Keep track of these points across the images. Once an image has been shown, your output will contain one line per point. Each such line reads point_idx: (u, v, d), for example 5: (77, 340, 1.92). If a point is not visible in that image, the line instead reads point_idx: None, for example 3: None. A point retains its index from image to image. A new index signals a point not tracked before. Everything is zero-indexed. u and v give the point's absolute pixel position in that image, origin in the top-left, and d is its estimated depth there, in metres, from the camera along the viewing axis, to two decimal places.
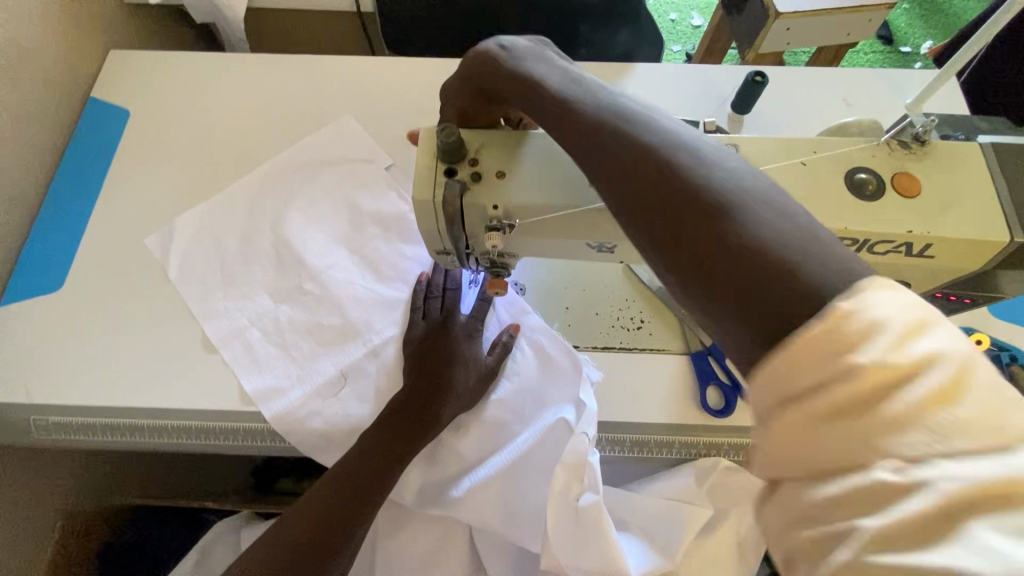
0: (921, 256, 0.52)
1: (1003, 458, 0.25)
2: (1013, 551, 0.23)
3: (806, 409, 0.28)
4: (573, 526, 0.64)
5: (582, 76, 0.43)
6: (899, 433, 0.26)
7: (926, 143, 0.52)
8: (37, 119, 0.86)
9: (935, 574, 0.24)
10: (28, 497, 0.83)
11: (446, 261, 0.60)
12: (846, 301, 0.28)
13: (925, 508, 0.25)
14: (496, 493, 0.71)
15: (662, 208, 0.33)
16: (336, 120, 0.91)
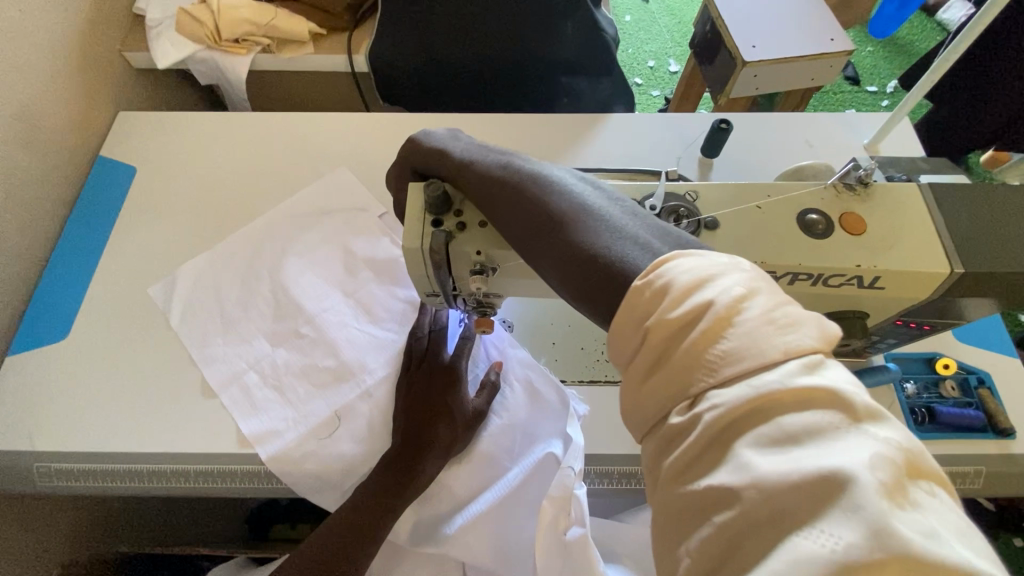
0: (873, 288, 0.56)
1: (826, 418, 0.31)
2: (848, 501, 0.27)
3: (663, 383, 0.36)
4: (562, 558, 0.67)
5: (487, 146, 0.56)
6: (730, 392, 0.33)
7: (869, 185, 0.58)
8: (49, 178, 0.91)
9: (796, 531, 0.28)
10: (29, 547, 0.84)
11: (435, 303, 0.64)
12: (679, 290, 0.36)
13: (770, 463, 0.30)
14: (488, 529, 0.72)
15: (553, 242, 0.45)
16: (332, 172, 0.96)
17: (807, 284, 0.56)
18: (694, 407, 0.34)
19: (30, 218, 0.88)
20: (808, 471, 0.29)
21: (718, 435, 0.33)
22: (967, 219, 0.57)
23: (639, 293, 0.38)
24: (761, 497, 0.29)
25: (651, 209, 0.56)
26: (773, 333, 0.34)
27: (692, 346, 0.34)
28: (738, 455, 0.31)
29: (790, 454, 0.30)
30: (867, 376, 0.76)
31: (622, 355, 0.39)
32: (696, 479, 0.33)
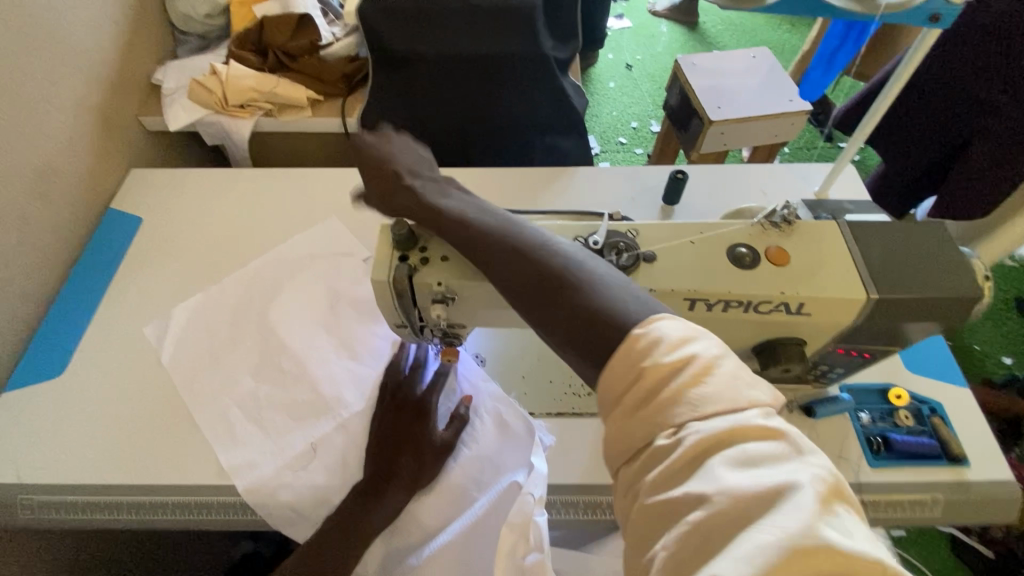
0: (800, 313, 0.61)
1: (777, 440, 0.38)
2: (802, 501, 0.34)
3: (647, 416, 0.40)
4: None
5: (488, 206, 0.60)
6: (708, 425, 0.38)
7: (792, 224, 0.65)
8: (61, 227, 0.99)
9: (760, 530, 0.33)
10: None
11: (404, 334, 0.69)
12: (668, 349, 0.41)
13: (739, 480, 0.35)
14: (454, 560, 0.73)
15: (555, 304, 0.48)
16: (323, 221, 1.04)
17: (740, 311, 0.61)
18: (677, 433, 0.39)
19: (39, 264, 0.95)
20: (771, 483, 0.35)
21: (691, 457, 0.38)
22: (881, 250, 0.63)
23: (633, 346, 0.42)
24: (728, 500, 0.35)
25: (595, 244, 0.62)
26: (740, 383, 0.40)
27: (676, 390, 0.39)
28: (710, 468, 0.37)
29: (753, 472, 0.36)
30: (820, 405, 0.80)
31: (613, 392, 0.43)
32: (672, 493, 0.37)
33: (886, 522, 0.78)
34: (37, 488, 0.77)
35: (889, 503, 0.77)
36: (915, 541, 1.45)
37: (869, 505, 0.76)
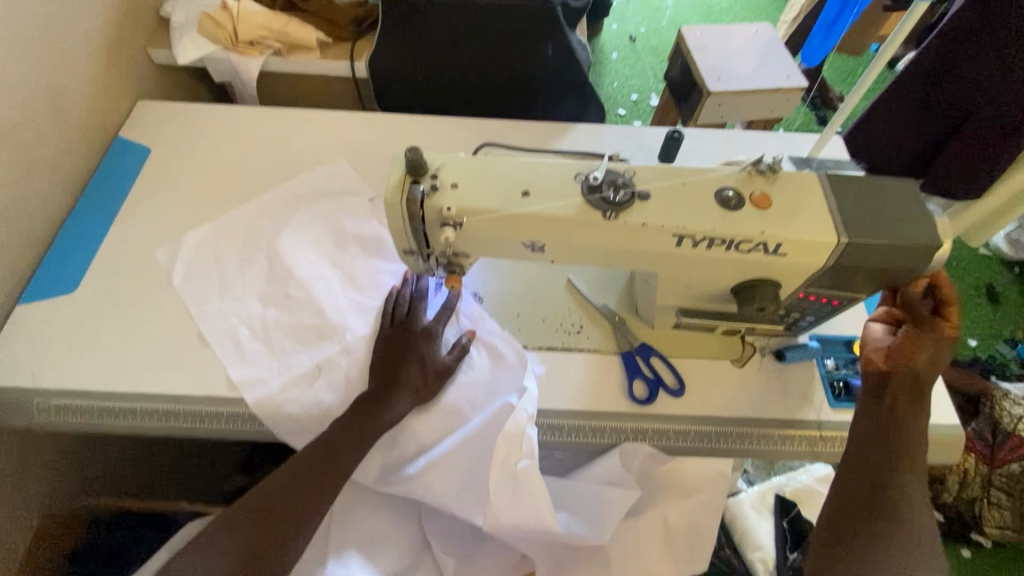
0: (777, 254, 0.68)
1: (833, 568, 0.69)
2: None
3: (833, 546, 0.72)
4: (511, 490, 0.77)
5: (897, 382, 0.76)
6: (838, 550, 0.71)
7: (776, 171, 0.70)
8: (72, 151, 1.01)
9: None
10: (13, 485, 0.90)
11: (411, 260, 0.74)
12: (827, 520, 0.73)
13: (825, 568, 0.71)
14: (447, 470, 0.81)
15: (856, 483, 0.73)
16: (329, 160, 1.07)
17: (721, 249, 0.67)
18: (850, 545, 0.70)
19: (50, 185, 0.97)
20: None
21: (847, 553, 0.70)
22: (852, 203, 0.69)
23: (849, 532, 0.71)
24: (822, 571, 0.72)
25: (595, 179, 0.66)
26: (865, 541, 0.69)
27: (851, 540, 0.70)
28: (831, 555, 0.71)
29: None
30: (790, 350, 0.86)
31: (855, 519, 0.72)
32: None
33: (840, 457, 0.85)
34: (53, 391, 0.81)
35: (844, 439, 0.84)
36: None
37: (825, 439, 0.84)
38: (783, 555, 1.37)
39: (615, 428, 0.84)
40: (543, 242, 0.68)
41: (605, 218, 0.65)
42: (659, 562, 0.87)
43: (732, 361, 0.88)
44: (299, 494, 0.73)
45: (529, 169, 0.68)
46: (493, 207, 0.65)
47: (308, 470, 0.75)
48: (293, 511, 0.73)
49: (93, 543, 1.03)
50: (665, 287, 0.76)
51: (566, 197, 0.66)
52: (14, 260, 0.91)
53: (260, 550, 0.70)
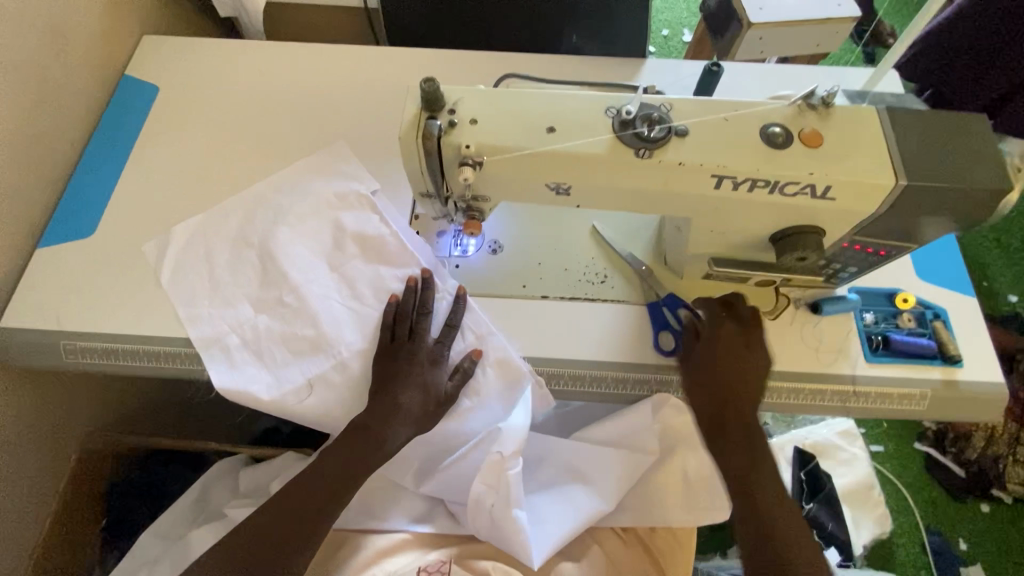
0: (825, 197, 0.62)
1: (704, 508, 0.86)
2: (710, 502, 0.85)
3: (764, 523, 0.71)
4: (494, 525, 0.79)
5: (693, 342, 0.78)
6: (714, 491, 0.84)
7: (830, 105, 0.63)
8: (78, 89, 0.97)
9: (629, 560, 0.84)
10: (43, 422, 0.92)
11: (428, 204, 0.70)
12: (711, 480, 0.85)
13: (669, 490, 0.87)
14: (450, 476, 0.85)
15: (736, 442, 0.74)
16: (342, 97, 1.02)
17: (765, 192, 0.62)
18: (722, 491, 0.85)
19: (59, 125, 0.94)
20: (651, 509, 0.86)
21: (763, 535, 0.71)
22: (915, 141, 0.62)
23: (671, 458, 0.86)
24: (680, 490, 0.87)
25: (627, 114, 0.61)
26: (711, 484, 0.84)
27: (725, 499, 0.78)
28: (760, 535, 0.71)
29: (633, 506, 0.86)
30: (827, 303, 0.82)
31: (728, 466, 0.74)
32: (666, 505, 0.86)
33: (873, 414, 0.82)
34: (77, 334, 0.82)
35: (880, 395, 0.80)
36: (891, 458, 1.54)
37: (858, 394, 0.81)
38: (798, 505, 1.38)
39: (639, 379, 0.81)
40: (570, 183, 0.63)
41: (638, 157, 0.60)
42: (680, 510, 0.86)
43: (764, 314, 0.84)
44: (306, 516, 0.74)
45: (555, 103, 0.62)
46: (515, 145, 0.60)
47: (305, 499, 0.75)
48: (292, 536, 0.73)
49: (130, 478, 1.08)
50: (698, 234, 0.71)
51: (597, 133, 0.61)
52: (29, 203, 0.89)
53: (252, 561, 0.71)
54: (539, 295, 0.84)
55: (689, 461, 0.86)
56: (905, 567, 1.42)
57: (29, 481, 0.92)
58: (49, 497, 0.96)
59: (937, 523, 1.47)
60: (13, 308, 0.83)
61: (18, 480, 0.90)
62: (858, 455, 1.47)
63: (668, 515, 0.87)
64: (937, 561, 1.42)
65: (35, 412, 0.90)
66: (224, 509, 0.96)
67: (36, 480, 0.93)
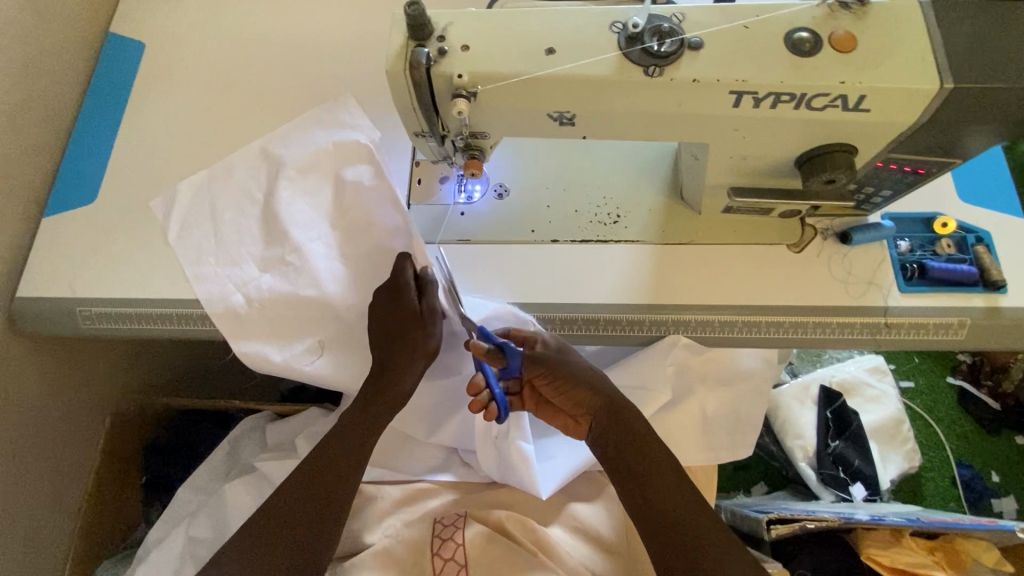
0: (858, 110, 0.56)
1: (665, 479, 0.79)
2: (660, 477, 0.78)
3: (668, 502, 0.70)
4: (500, 462, 0.82)
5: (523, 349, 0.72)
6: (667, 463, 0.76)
7: (865, 3, 0.56)
8: (63, 48, 0.92)
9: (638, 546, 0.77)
10: (69, 386, 0.95)
11: (425, 145, 0.67)
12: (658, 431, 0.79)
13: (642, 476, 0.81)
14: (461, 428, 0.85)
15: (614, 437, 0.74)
16: (334, 38, 0.96)
17: (790, 108, 0.56)
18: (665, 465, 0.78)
19: (48, 88, 0.90)
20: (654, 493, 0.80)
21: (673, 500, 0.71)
22: (964, 39, 0.55)
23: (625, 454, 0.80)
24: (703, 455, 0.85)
25: (634, 27, 0.55)
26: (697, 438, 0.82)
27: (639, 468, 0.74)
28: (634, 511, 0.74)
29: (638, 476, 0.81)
30: (858, 231, 0.77)
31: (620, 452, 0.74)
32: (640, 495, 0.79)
33: (908, 346, 0.77)
34: (92, 301, 0.81)
35: (915, 327, 0.76)
36: (921, 393, 1.50)
37: (890, 327, 0.76)
38: (823, 443, 1.36)
39: (656, 321, 0.77)
40: (574, 111, 0.59)
41: (647, 75, 0.55)
42: (701, 451, 0.85)
43: (789, 247, 0.79)
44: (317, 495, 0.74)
45: (555, 21, 0.57)
46: (510, 71, 0.56)
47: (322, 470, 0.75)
48: (317, 503, 0.73)
49: (162, 438, 1.11)
50: (717, 161, 0.65)
51: (602, 51, 0.56)
52: (29, 168, 0.87)
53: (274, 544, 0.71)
54: (548, 239, 0.80)
55: (710, 401, 0.85)
56: (933, 501, 1.40)
57: (65, 443, 0.95)
58: (86, 457, 1.00)
59: (968, 457, 1.44)
60: (27, 276, 0.83)
61: (56, 443, 0.94)
62: (886, 392, 1.44)
63: (688, 455, 0.85)
64: (967, 493, 1.40)
65: (58, 377, 0.92)
66: (253, 464, 0.98)
67: (74, 442, 0.97)
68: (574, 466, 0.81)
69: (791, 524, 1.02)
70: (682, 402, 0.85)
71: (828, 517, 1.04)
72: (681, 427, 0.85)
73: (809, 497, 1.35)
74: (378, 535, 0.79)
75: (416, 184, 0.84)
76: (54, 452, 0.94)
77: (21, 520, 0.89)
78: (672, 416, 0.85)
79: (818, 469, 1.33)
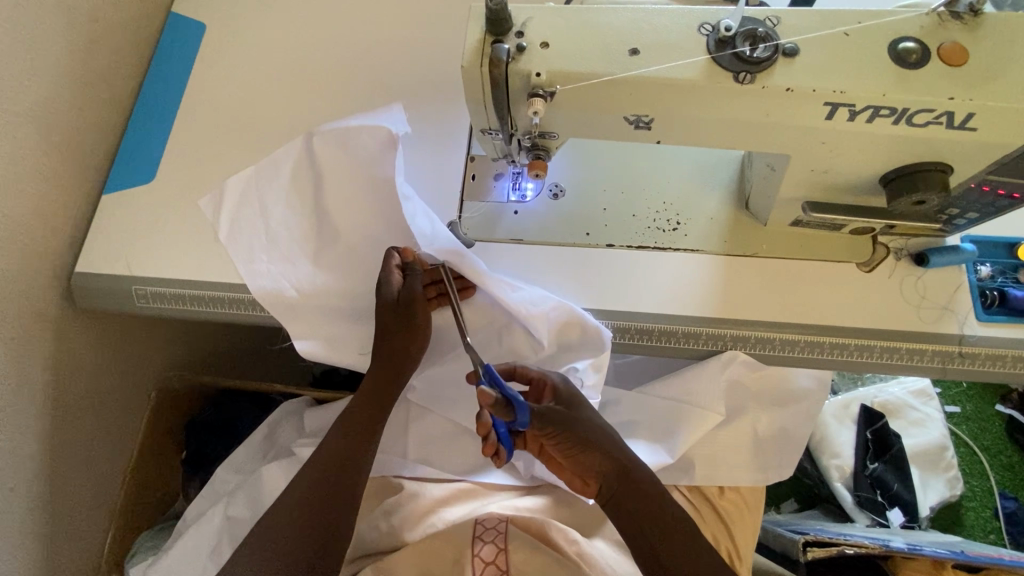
0: (963, 128, 0.52)
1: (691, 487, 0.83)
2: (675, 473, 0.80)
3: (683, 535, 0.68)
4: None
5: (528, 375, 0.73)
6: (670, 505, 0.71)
7: (980, 13, 0.52)
8: (128, 28, 0.93)
9: None
10: (115, 361, 0.96)
11: (491, 142, 0.65)
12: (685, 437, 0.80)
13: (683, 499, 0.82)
14: None
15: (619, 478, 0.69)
16: (394, 26, 0.94)
17: (888, 123, 0.53)
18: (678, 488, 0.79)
19: (111, 66, 0.91)
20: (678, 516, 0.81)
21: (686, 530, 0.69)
22: None
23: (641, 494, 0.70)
24: (753, 473, 0.82)
25: (726, 30, 0.52)
26: (736, 451, 0.82)
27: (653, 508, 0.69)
28: None
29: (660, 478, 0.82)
30: (936, 253, 0.72)
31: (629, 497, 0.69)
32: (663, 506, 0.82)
33: (979, 378, 0.73)
34: (147, 279, 0.82)
35: (989, 358, 0.72)
36: (969, 419, 1.43)
37: (963, 356, 0.72)
38: (861, 464, 1.31)
39: (713, 334, 0.74)
40: (652, 115, 0.56)
41: (738, 82, 0.52)
42: (748, 469, 0.82)
43: (858, 265, 0.75)
44: (336, 479, 0.73)
45: (639, 20, 0.54)
46: (591, 72, 0.53)
47: (346, 447, 0.76)
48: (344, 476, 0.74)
49: (202, 416, 1.13)
50: (797, 174, 0.62)
51: (689, 54, 0.53)
52: (92, 145, 0.88)
53: (307, 517, 0.71)
54: (604, 244, 0.78)
55: (761, 420, 0.82)
56: (973, 531, 1.35)
57: (110, 416, 0.97)
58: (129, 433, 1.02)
59: (1016, 490, 1.37)
60: (86, 251, 0.85)
61: (103, 417, 0.96)
62: (932, 416, 1.38)
63: (736, 473, 0.82)
64: (1010, 526, 1.34)
65: (107, 351, 0.94)
66: (291, 448, 0.99)
67: (118, 417, 0.99)
68: None
69: (829, 548, 0.97)
70: (731, 420, 0.82)
71: (867, 544, 1.00)
72: (729, 444, 0.82)
73: (844, 518, 1.30)
74: (420, 533, 0.77)
75: (470, 179, 0.82)
76: (102, 425, 0.96)
77: (70, 489, 0.92)
78: (721, 432, 0.82)
79: (855, 492, 1.29)
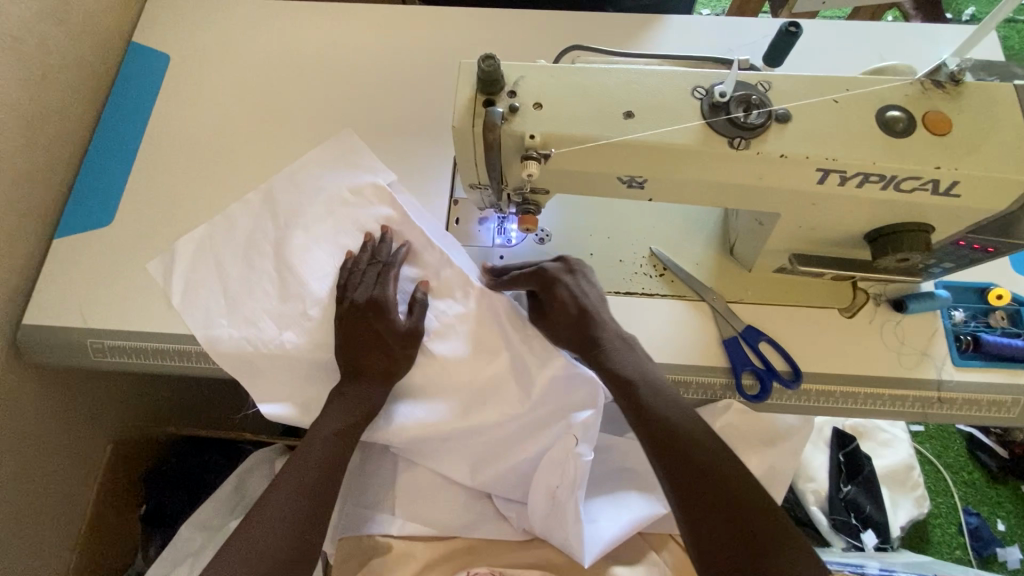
0: (948, 194, 0.54)
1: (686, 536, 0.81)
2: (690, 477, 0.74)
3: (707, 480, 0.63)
4: (548, 511, 0.77)
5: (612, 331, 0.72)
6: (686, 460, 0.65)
7: (960, 82, 0.54)
8: (84, 62, 0.87)
9: None
10: (68, 416, 0.89)
11: (480, 196, 0.63)
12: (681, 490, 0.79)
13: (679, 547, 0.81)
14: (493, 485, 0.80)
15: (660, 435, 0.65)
16: (373, 63, 0.91)
17: (876, 188, 0.54)
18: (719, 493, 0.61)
19: (66, 102, 0.85)
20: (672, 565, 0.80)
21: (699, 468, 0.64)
22: None
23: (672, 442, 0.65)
24: None
25: (720, 96, 0.52)
26: None
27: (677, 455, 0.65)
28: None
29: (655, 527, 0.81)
30: (913, 300, 0.74)
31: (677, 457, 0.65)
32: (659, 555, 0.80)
33: (957, 421, 0.75)
34: (104, 333, 0.76)
35: (966, 402, 0.74)
36: (933, 438, 1.49)
37: (941, 401, 0.74)
38: (835, 487, 1.33)
39: (704, 382, 0.74)
40: (646, 176, 0.55)
41: (733, 147, 0.52)
42: None
43: (839, 311, 0.77)
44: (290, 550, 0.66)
45: (631, 82, 0.54)
46: (584, 136, 0.52)
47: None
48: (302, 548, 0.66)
49: (162, 469, 1.06)
50: (785, 230, 0.62)
51: (684, 118, 0.52)
52: (43, 186, 0.82)
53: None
54: None
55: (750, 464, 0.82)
56: (941, 549, 1.39)
57: (62, 476, 0.90)
58: (82, 492, 0.94)
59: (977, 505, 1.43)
60: (35, 302, 0.78)
61: (52, 478, 0.88)
62: (899, 437, 1.42)
63: None
64: (975, 543, 1.39)
65: (63, 405, 0.87)
66: None
67: (70, 476, 0.91)
68: (621, 527, 0.76)
69: None
70: None
71: None
72: None
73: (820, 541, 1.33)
74: None
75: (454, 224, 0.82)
76: (51, 486, 0.88)
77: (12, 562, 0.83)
78: None
79: (830, 515, 1.31)
